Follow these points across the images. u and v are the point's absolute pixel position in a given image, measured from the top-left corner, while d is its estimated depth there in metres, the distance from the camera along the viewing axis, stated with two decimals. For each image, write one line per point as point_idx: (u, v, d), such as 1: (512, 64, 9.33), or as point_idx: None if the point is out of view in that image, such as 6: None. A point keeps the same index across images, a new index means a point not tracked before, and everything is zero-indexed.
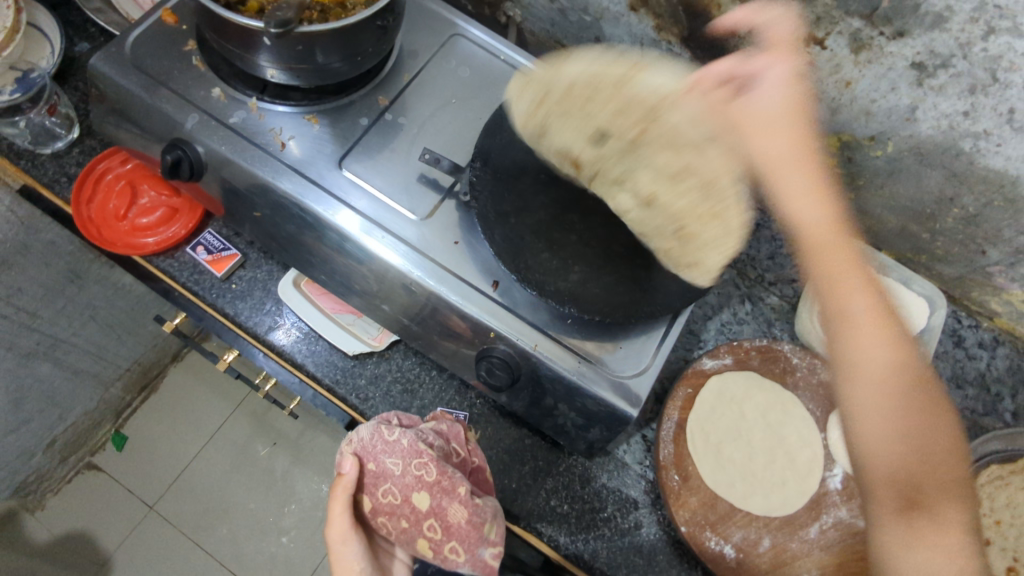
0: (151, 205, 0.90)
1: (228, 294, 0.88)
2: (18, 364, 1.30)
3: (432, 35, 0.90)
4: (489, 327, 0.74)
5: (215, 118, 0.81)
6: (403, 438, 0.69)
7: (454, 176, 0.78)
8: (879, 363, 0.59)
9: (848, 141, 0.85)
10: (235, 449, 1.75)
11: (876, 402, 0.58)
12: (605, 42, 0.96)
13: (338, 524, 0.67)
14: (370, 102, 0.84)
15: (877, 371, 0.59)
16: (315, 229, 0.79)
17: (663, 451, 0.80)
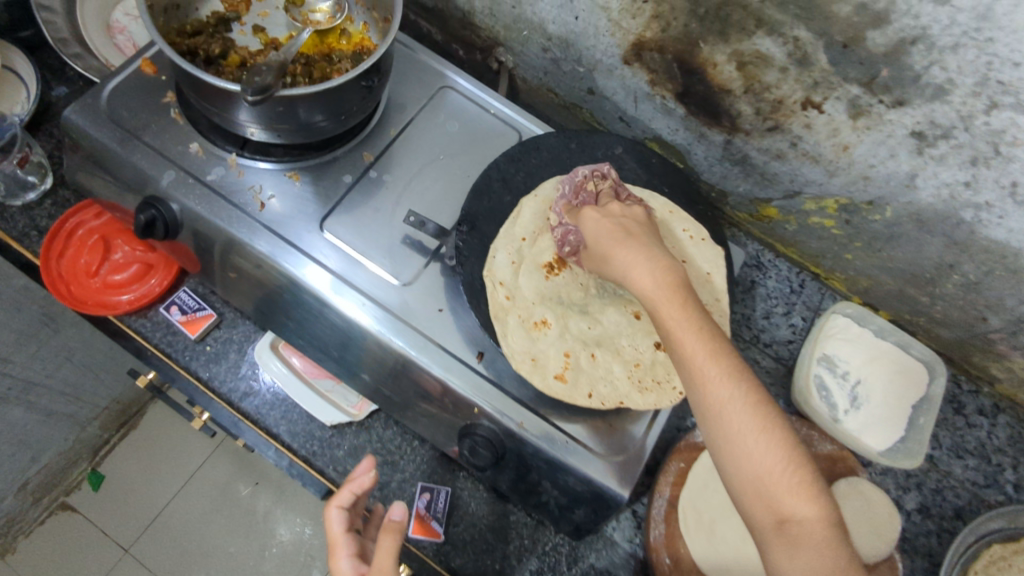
0: (125, 261, 0.86)
1: (201, 356, 0.84)
2: None
3: (421, 87, 0.88)
4: (472, 402, 0.71)
5: (193, 176, 0.78)
6: (566, 231, 0.71)
7: (439, 240, 0.77)
8: (774, 459, 0.47)
9: (845, 204, 0.83)
10: (215, 489, 1.67)
11: (703, 345, 0.52)
12: (598, 93, 0.94)
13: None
14: (355, 159, 0.82)
15: (768, 469, 0.47)
16: (291, 292, 0.76)
17: (654, 531, 0.76)
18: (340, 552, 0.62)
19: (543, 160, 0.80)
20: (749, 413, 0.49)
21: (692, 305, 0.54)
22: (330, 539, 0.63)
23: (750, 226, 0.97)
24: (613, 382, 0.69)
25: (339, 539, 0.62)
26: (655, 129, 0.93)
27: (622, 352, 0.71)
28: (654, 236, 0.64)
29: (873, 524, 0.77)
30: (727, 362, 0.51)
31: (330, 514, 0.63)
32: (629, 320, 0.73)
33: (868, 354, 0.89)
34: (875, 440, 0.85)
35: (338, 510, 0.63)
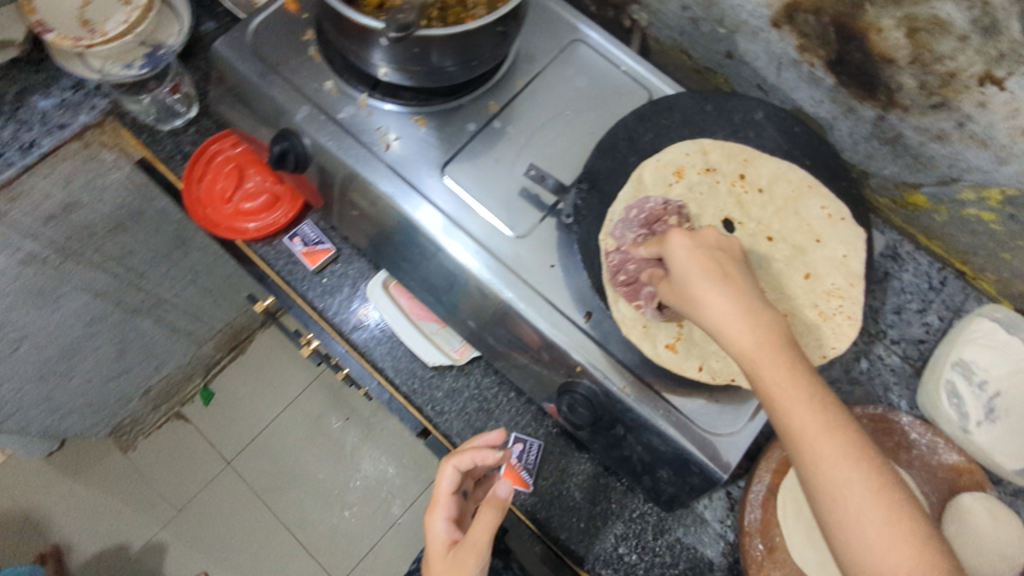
0: (256, 190, 0.91)
1: (318, 287, 0.88)
2: (124, 319, 1.37)
3: (552, 39, 0.85)
4: (575, 360, 0.70)
5: (325, 113, 0.80)
6: (625, 258, 0.67)
7: (557, 196, 0.73)
8: (897, 555, 0.46)
9: (1013, 195, 0.74)
10: (311, 418, 1.82)
11: (812, 423, 0.50)
12: (737, 57, 0.89)
13: (461, 552, 0.63)
14: (480, 107, 0.81)
15: (892, 567, 0.46)
16: (407, 234, 0.78)
17: (749, 515, 0.73)
18: (441, 509, 0.70)
19: (675, 121, 0.77)
20: (869, 506, 0.47)
21: (797, 372, 0.52)
22: (436, 492, 0.70)
23: (892, 213, 0.90)
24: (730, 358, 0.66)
25: (444, 498, 0.70)
26: (796, 99, 0.87)
27: None
28: (749, 274, 0.58)
29: (997, 542, 0.71)
30: (839, 447, 0.49)
31: (444, 471, 0.69)
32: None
33: (1013, 364, 0.80)
34: (1010, 458, 0.77)
35: (454, 471, 0.69)
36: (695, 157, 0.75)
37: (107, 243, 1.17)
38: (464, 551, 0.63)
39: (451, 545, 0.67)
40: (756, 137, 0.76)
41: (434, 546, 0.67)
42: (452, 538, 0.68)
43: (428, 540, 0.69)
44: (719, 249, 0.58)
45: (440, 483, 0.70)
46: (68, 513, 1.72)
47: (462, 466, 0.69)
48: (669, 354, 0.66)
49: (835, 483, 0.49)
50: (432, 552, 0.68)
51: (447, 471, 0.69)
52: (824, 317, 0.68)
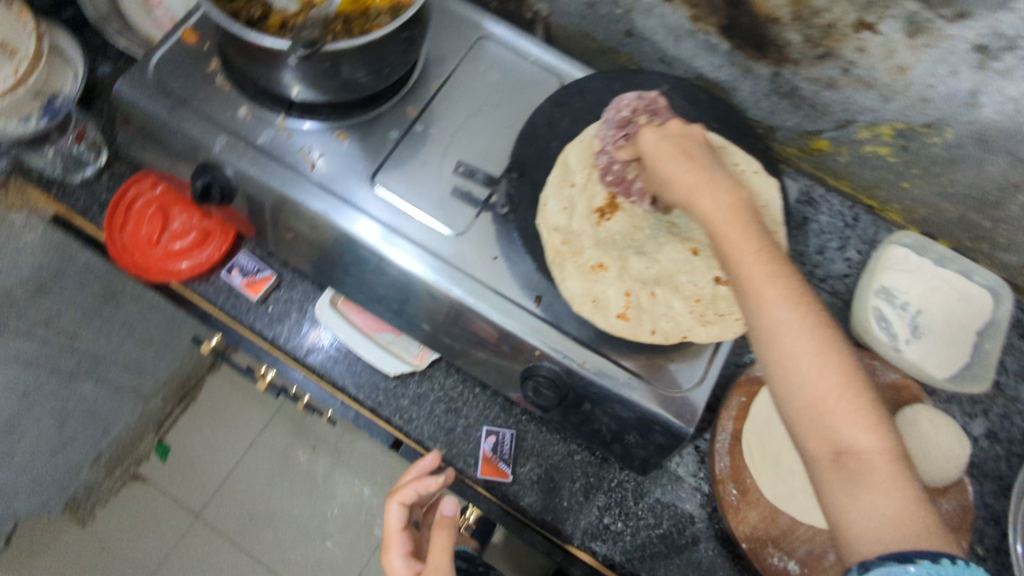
0: (184, 229, 0.89)
1: (265, 317, 0.86)
2: (61, 385, 1.31)
3: (458, 39, 0.88)
4: (533, 344, 0.72)
5: (244, 140, 0.79)
6: (609, 160, 0.72)
7: (490, 189, 0.77)
8: (828, 387, 0.48)
9: (902, 129, 0.81)
10: (276, 455, 1.78)
11: (763, 270, 0.53)
12: (637, 34, 0.93)
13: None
14: (399, 114, 0.82)
15: (826, 398, 0.48)
16: (348, 249, 0.78)
17: (719, 464, 0.76)
18: (395, 547, 0.72)
19: (588, 102, 0.80)
20: (808, 340, 0.50)
21: (755, 231, 0.55)
22: (386, 533, 0.73)
23: (800, 160, 0.96)
24: (678, 317, 0.69)
25: (395, 536, 0.72)
26: (698, 67, 0.92)
27: (681, 288, 0.71)
28: (714, 158, 0.63)
29: (942, 449, 0.75)
30: (789, 291, 0.52)
31: (390, 510, 0.73)
32: (688, 257, 0.72)
33: (928, 284, 0.88)
34: (938, 367, 0.85)
35: (400, 507, 0.73)
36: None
37: (32, 307, 1.11)
38: (428, 572, 0.66)
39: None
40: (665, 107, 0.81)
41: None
42: (412, 569, 0.70)
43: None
44: (692, 142, 0.64)
45: (389, 523, 0.72)
46: None
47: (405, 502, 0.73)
48: (621, 323, 0.69)
49: (778, 326, 0.51)
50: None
51: (393, 509, 0.73)
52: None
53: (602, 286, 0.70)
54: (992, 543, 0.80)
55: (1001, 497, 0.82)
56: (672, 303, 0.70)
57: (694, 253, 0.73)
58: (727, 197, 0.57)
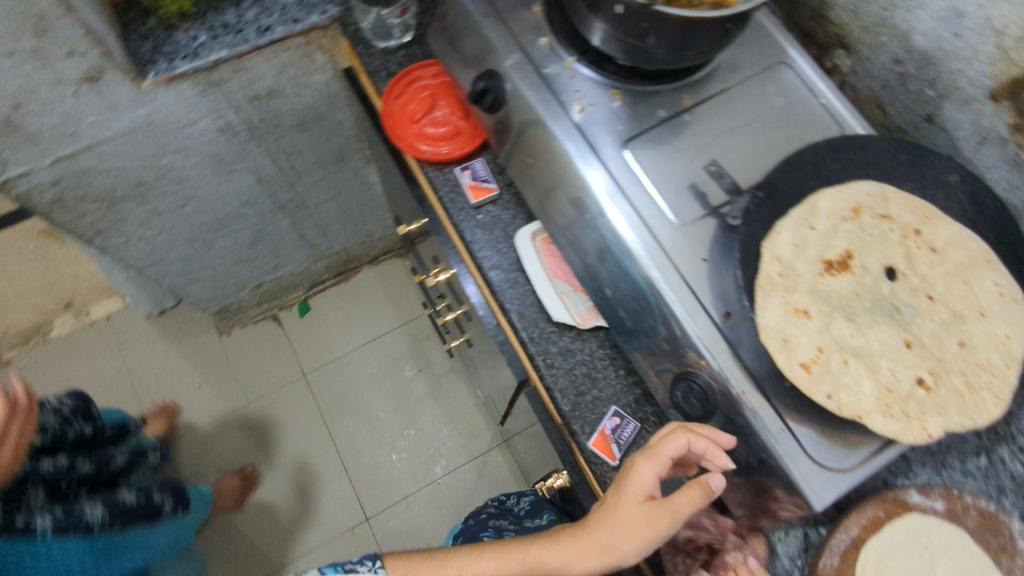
0: (442, 120, 0.97)
1: (472, 220, 0.93)
2: (271, 211, 1.50)
3: (759, 55, 0.88)
4: (704, 353, 0.71)
5: (533, 65, 0.86)
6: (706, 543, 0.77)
7: (730, 198, 0.77)
8: None
9: None
10: (388, 358, 1.92)
11: None
12: (938, 123, 0.88)
13: (657, 516, 0.63)
14: (674, 98, 0.84)
15: None
16: (575, 194, 0.81)
17: (826, 560, 0.72)
18: (656, 464, 0.65)
19: (863, 159, 0.77)
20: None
21: None
22: (657, 445, 0.65)
23: None
24: (860, 396, 0.65)
25: (663, 457, 0.65)
26: (988, 179, 0.85)
27: (878, 371, 0.66)
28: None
29: None
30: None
31: (679, 438, 0.64)
32: (897, 345, 0.68)
33: None
34: None
35: (685, 445, 0.64)
36: (875, 199, 0.74)
37: (288, 137, 1.29)
38: (665, 517, 0.63)
39: (647, 499, 0.65)
40: (943, 197, 0.76)
41: (630, 491, 0.65)
42: (650, 491, 0.65)
43: (629, 479, 0.66)
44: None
45: (668, 445, 0.64)
46: (162, 371, 1.88)
47: (695, 445, 0.64)
48: (803, 375, 0.66)
49: None
50: (628, 491, 0.65)
51: (681, 442, 0.64)
52: (967, 387, 0.66)
53: (800, 330, 0.68)
54: None
55: None
56: (861, 380, 0.66)
57: (907, 346, 0.68)
58: None
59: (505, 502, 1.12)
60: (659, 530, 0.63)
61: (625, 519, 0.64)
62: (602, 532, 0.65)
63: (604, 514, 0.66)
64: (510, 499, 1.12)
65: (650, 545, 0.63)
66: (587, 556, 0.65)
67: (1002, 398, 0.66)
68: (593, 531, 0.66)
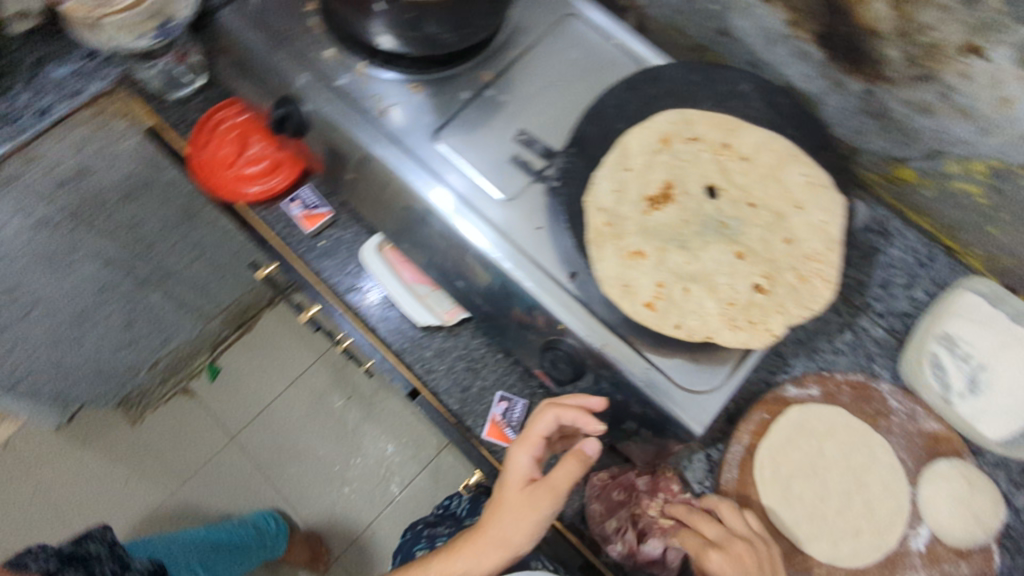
0: (258, 156, 0.93)
1: (316, 250, 0.90)
2: (134, 290, 1.41)
3: (546, 12, 0.88)
4: (559, 319, 0.72)
5: (324, 80, 0.83)
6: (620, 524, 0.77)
7: (546, 162, 0.78)
8: None
9: (997, 169, 0.76)
10: (315, 396, 1.86)
11: None
12: (731, 34, 0.91)
13: (539, 495, 0.66)
14: (473, 76, 0.84)
15: None
16: (402, 198, 0.79)
17: (726, 475, 0.77)
18: (530, 446, 0.69)
19: (660, 92, 0.79)
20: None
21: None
22: (529, 429, 0.69)
23: (881, 189, 0.92)
24: (705, 318, 0.67)
25: (535, 438, 0.69)
26: (786, 75, 0.89)
27: (717, 289, 0.69)
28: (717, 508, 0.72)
29: (968, 504, 0.75)
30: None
31: (544, 415, 0.68)
32: (731, 259, 0.70)
33: (1001, 338, 0.80)
34: (987, 429, 0.78)
35: (552, 420, 0.68)
36: (680, 126, 0.76)
37: (119, 211, 1.21)
38: (546, 494, 0.66)
39: (528, 483, 0.68)
40: (740, 107, 0.78)
41: (511, 478, 0.68)
42: (531, 474, 0.68)
43: (509, 467, 0.69)
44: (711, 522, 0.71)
45: (536, 423, 0.68)
46: (69, 484, 1.73)
47: (562, 417, 0.68)
48: (649, 314, 0.67)
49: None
50: (510, 479, 0.69)
51: (548, 419, 0.69)
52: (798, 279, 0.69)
53: (639, 272, 0.70)
54: None
55: None
56: (704, 302, 0.68)
57: (741, 257, 0.70)
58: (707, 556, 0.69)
59: (448, 505, 1.11)
60: (543, 507, 0.66)
61: (511, 507, 0.67)
62: (494, 527, 0.67)
63: (493, 510, 0.69)
64: (453, 501, 1.10)
65: (538, 523, 0.66)
66: (482, 556, 0.66)
67: (833, 280, 0.69)
68: (485, 528, 0.67)
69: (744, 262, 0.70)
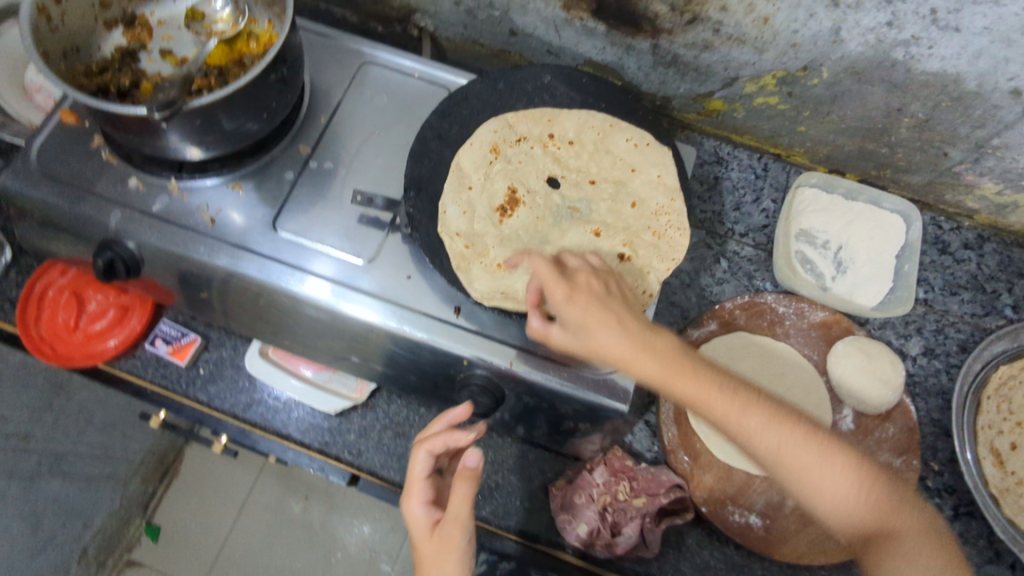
0: (101, 308, 0.87)
1: (197, 380, 0.85)
2: (22, 491, 1.14)
3: (340, 69, 0.88)
4: (462, 355, 0.71)
5: (138, 211, 0.77)
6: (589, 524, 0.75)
7: (391, 211, 0.76)
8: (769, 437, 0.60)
9: (783, 77, 0.85)
10: (271, 512, 1.26)
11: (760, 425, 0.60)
12: (520, 32, 0.95)
13: (445, 534, 0.62)
14: (292, 154, 0.82)
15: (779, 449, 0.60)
16: (265, 297, 0.76)
17: (668, 434, 0.78)
18: (417, 494, 0.66)
19: (474, 109, 0.80)
20: (809, 444, 0.60)
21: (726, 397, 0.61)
22: (408, 478, 0.67)
23: (701, 123, 1.00)
24: None
25: (417, 483, 0.66)
26: (583, 53, 0.93)
27: None
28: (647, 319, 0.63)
29: (878, 373, 0.82)
30: (810, 437, 0.60)
31: (416, 457, 0.66)
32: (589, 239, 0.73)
33: (844, 219, 0.94)
34: (864, 299, 0.90)
35: (426, 456, 0.66)
36: (504, 131, 0.78)
37: None
38: (448, 526, 0.62)
39: (433, 527, 0.65)
40: (550, 98, 0.81)
41: (417, 533, 0.65)
42: (433, 518, 0.65)
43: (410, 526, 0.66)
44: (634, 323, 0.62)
45: (413, 469, 0.66)
46: None
47: (433, 449, 0.66)
48: None
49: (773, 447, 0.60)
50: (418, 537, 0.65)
51: (420, 458, 0.66)
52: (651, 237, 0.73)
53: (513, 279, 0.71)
54: (945, 455, 0.86)
55: (946, 410, 0.88)
56: None
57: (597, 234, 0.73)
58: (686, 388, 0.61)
59: None
60: (452, 542, 0.61)
61: (428, 561, 0.63)
62: None
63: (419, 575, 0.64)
64: None
65: (460, 559, 0.61)
66: None
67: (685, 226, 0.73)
68: None
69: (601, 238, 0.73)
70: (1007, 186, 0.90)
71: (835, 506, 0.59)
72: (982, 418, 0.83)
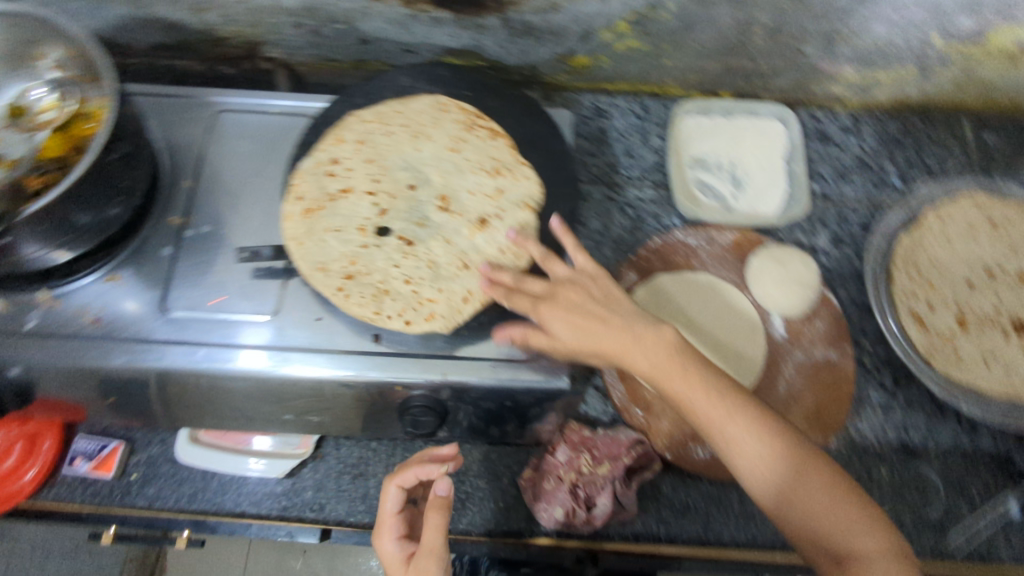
0: (5, 445, 0.78)
1: (131, 488, 0.80)
2: None
3: (191, 124, 0.82)
4: (395, 381, 0.67)
5: (6, 333, 0.68)
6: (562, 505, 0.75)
7: (281, 258, 0.73)
8: (761, 446, 0.64)
9: (635, 18, 0.86)
10: None
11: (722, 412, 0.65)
12: (370, 39, 0.92)
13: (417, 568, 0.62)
14: (162, 227, 0.76)
15: (760, 460, 0.64)
16: (176, 385, 0.70)
17: (616, 394, 0.80)
18: (389, 530, 0.66)
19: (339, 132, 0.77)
20: (744, 422, 0.65)
21: (693, 370, 0.67)
22: (381, 515, 0.68)
23: (573, 82, 1.00)
24: (450, 288, 0.71)
25: (389, 519, 0.67)
26: (439, 43, 0.92)
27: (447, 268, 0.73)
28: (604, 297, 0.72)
29: (789, 281, 0.87)
30: (726, 395, 0.66)
31: (387, 492, 0.67)
32: (453, 272, 0.72)
33: (728, 139, 0.96)
34: (765, 210, 0.93)
35: (398, 490, 0.67)
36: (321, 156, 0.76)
37: None
38: (422, 558, 0.62)
39: (407, 561, 0.64)
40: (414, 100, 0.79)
41: (392, 569, 0.64)
42: (407, 552, 0.65)
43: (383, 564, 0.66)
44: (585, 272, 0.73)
45: (385, 505, 0.67)
46: None
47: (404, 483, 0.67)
48: (408, 313, 0.70)
49: (753, 457, 0.64)
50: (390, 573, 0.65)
51: (391, 492, 0.67)
52: (508, 253, 0.74)
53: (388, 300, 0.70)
54: (875, 334, 0.90)
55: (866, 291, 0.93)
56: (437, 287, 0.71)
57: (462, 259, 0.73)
58: (659, 353, 0.67)
59: None
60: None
61: None
62: None
63: None
64: None
65: None
66: None
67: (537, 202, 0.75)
68: None
69: (467, 267, 0.72)
70: (864, 67, 0.95)
71: (749, 459, 0.64)
72: (898, 287, 0.87)
